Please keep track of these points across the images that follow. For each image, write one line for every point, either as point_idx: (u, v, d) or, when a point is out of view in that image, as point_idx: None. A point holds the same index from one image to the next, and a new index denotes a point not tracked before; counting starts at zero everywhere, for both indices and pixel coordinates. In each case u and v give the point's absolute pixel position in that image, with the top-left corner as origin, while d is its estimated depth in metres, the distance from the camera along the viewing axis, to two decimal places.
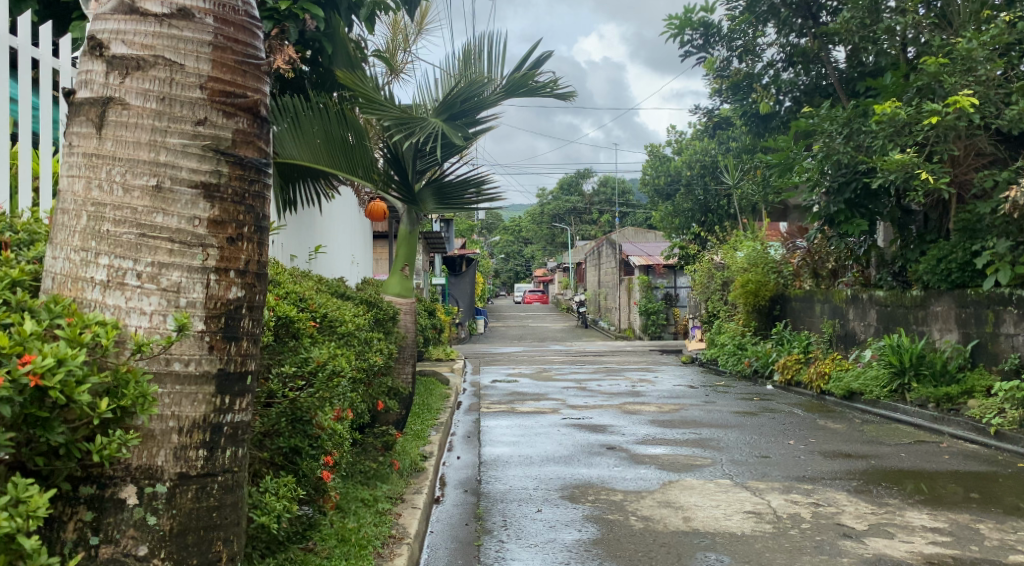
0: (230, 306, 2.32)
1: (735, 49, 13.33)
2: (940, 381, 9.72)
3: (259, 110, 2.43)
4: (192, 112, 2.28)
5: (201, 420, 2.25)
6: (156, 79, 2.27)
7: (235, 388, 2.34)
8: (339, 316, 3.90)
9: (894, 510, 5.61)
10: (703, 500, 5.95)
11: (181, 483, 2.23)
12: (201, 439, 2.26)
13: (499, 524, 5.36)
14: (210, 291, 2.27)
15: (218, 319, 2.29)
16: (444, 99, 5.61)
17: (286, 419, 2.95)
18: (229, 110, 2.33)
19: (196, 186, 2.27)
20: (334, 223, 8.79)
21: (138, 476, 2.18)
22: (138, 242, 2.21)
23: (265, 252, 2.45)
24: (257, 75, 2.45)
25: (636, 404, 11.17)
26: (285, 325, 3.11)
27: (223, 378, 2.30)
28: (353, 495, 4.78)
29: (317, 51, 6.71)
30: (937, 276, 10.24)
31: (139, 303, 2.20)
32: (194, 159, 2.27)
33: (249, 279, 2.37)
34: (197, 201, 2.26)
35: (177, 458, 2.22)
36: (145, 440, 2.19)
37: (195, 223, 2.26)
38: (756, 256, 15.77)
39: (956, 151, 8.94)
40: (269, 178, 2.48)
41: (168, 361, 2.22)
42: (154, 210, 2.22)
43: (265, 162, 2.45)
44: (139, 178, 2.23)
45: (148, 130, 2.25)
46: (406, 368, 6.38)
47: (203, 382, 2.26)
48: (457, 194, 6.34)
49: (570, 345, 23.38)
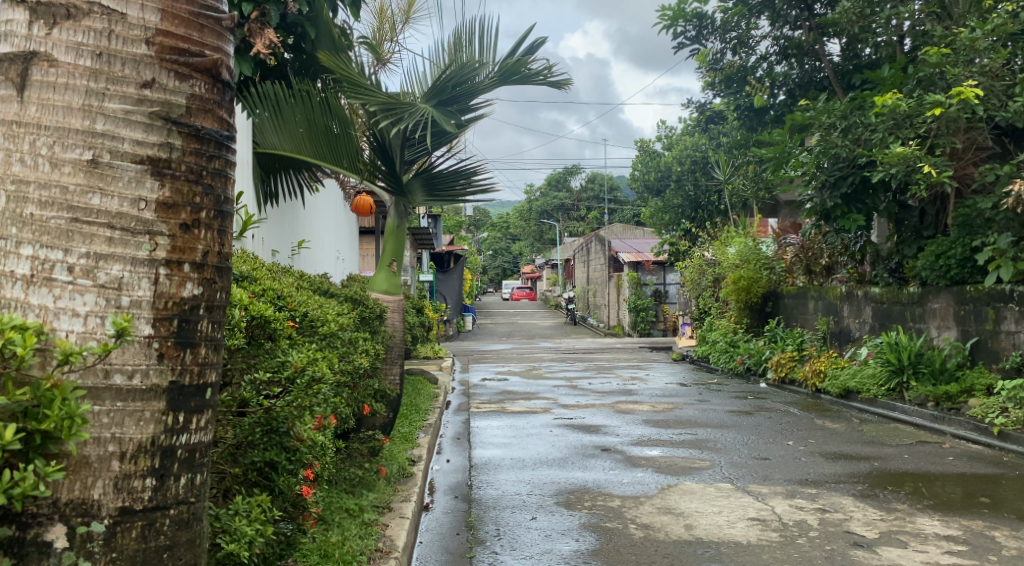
0: (184, 306, 2.02)
1: (729, 41, 13.00)
2: (939, 380, 9.49)
3: (220, 71, 2.14)
4: (137, 72, 1.99)
5: (148, 443, 1.97)
6: (91, 31, 1.97)
7: (191, 404, 2.05)
8: (321, 314, 3.59)
9: (904, 517, 5.37)
10: (704, 506, 5.69)
11: (123, 520, 1.95)
12: (146, 466, 1.97)
13: (493, 534, 5.09)
14: (159, 288, 1.98)
15: (168, 322, 1.99)
16: (433, 84, 5.31)
17: (260, 429, 2.66)
18: (182, 71, 2.05)
19: (141, 161, 1.98)
20: (318, 216, 8.48)
21: (69, 514, 1.91)
22: (70, 229, 1.92)
23: (227, 242, 2.16)
24: (218, 33, 2.17)
25: (628, 403, 10.91)
26: (260, 326, 2.81)
27: (175, 394, 2.01)
28: (336, 505, 4.48)
29: (300, 37, 6.42)
30: (936, 273, 10.00)
31: (71, 303, 1.91)
32: (140, 129, 1.98)
33: (209, 274, 2.08)
34: (142, 179, 1.97)
35: (118, 491, 1.94)
36: (78, 468, 1.91)
37: (140, 206, 1.97)
38: (749, 253, 15.53)
39: (958, 144, 8.69)
40: (232, 154, 2.19)
41: (108, 374, 1.93)
42: (90, 190, 1.94)
43: (227, 134, 2.16)
44: (71, 150, 1.94)
45: (81, 92, 1.96)
46: (394, 369, 6.08)
47: (151, 398, 1.97)
48: (448, 185, 6.02)
49: (558, 342, 23.11)
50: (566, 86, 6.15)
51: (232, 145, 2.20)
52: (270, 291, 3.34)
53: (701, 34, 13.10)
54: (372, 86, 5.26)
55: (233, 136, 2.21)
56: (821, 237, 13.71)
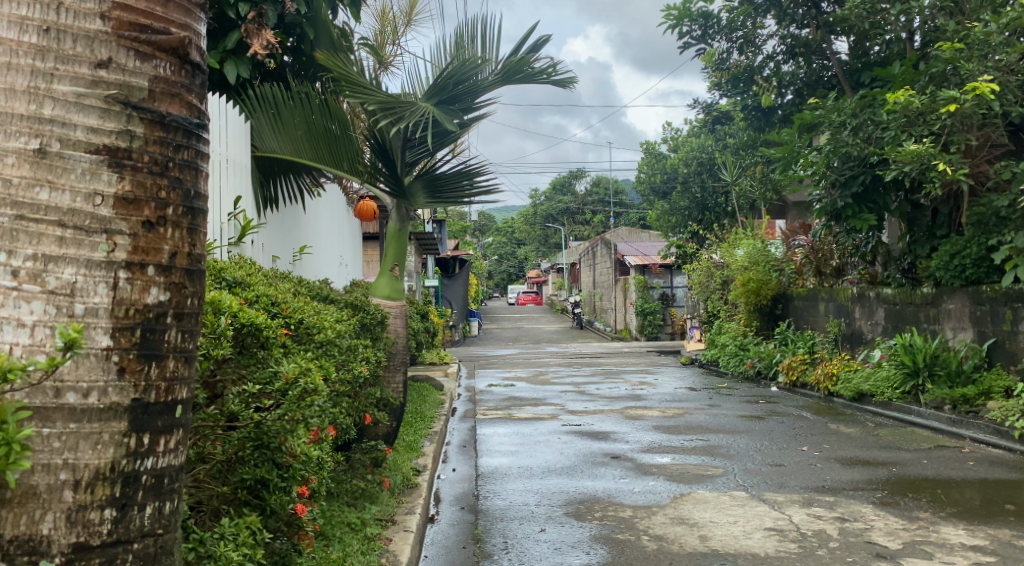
0: (148, 314, 1.86)
1: (735, 40, 12.80)
2: (956, 382, 9.29)
3: (188, 51, 2.01)
4: (91, 51, 1.84)
5: (106, 469, 1.81)
6: (37, 4, 1.81)
7: (156, 424, 1.88)
8: (318, 321, 3.42)
9: (928, 526, 5.17)
10: (718, 516, 5.50)
11: (77, 558, 1.78)
12: (104, 495, 1.81)
13: (500, 547, 4.91)
14: (118, 294, 1.82)
15: (129, 332, 1.83)
16: (435, 81, 5.14)
17: (250, 444, 2.48)
18: (145, 50, 1.91)
19: (96, 151, 1.82)
20: (320, 221, 8.32)
21: (15, 551, 1.75)
22: (13, 228, 1.75)
23: (197, 244, 2.00)
24: (186, 9, 2.04)
25: (638, 409, 10.72)
26: (250, 334, 2.64)
27: (138, 413, 1.85)
28: (337, 518, 4.30)
29: (299, 39, 6.27)
30: (951, 272, 9.79)
31: (15, 312, 1.75)
32: (95, 115, 1.83)
33: (177, 278, 1.92)
34: (99, 170, 1.82)
35: (72, 523, 1.78)
36: (27, 499, 1.75)
37: (96, 201, 1.81)
38: (758, 255, 15.35)
39: (974, 140, 8.44)
40: (202, 144, 2.04)
41: (59, 392, 1.77)
42: (36, 183, 1.77)
43: (196, 120, 2.01)
44: (14, 139, 1.77)
45: (27, 73, 1.79)
46: (397, 376, 5.87)
47: (109, 419, 1.81)
48: (451, 187, 5.80)
49: (566, 347, 22.89)
50: (571, 86, 5.98)
51: (202, 133, 2.05)
52: (263, 297, 3.17)
53: (707, 34, 12.92)
54: (371, 85, 5.10)
55: (203, 124, 2.05)
56: (831, 238, 13.53)
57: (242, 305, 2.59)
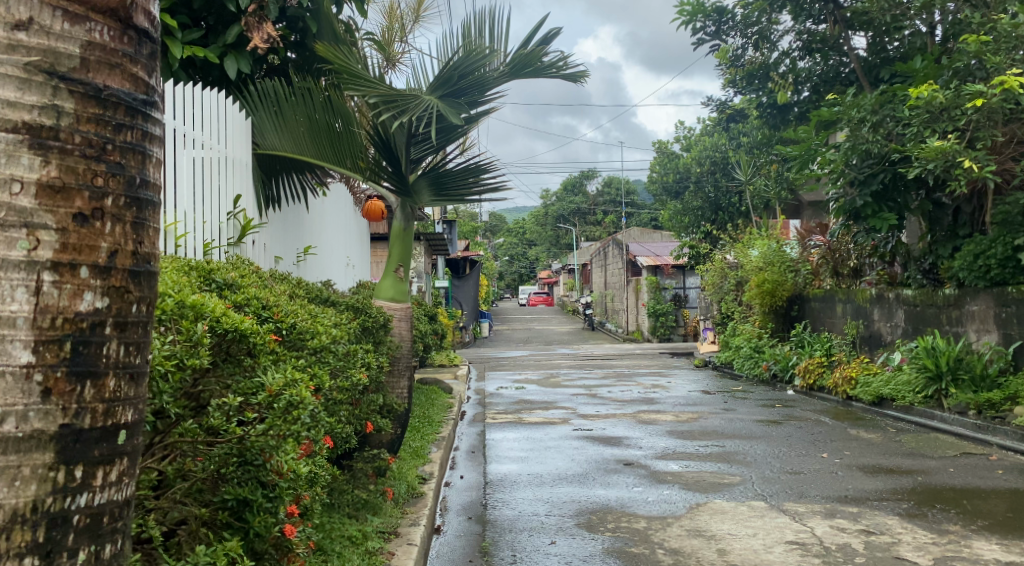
0: (81, 325, 1.51)
1: (751, 36, 12.55)
2: (980, 387, 9.02)
3: (131, 16, 1.67)
4: (9, 9, 1.51)
5: (27, 510, 1.45)
6: None
7: (93, 454, 1.53)
8: (312, 326, 3.22)
9: (959, 540, 4.93)
10: (737, 528, 5.26)
11: None
12: (24, 542, 1.45)
13: (508, 561, 4.69)
14: (42, 299, 1.48)
15: (57, 345, 1.49)
16: (440, 72, 4.89)
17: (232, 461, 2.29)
18: (75, 11, 1.57)
19: (13, 129, 1.48)
20: (325, 221, 8.13)
21: None
22: None
23: (145, 240, 1.66)
24: None
25: (651, 412, 10.48)
26: (234, 341, 2.45)
27: (68, 442, 1.50)
28: (336, 531, 4.07)
29: (301, 33, 6.08)
30: (974, 273, 9.53)
31: None
32: (13, 87, 1.50)
33: (118, 282, 1.58)
34: (18, 152, 1.48)
35: None
36: None
37: (14, 189, 1.47)
38: (773, 255, 15.11)
39: (1000, 137, 8.16)
40: (150, 128, 1.70)
41: None
42: None
43: (140, 98, 1.67)
44: None
45: None
46: (401, 382, 5.58)
47: (31, 450, 1.46)
48: (457, 184, 5.58)
49: (577, 349, 22.66)
50: (582, 80, 5.76)
51: (150, 111, 1.71)
52: (252, 300, 2.98)
53: (721, 30, 12.67)
54: (371, 78, 4.90)
55: (150, 101, 1.71)
56: (849, 238, 13.27)
57: (227, 309, 2.40)
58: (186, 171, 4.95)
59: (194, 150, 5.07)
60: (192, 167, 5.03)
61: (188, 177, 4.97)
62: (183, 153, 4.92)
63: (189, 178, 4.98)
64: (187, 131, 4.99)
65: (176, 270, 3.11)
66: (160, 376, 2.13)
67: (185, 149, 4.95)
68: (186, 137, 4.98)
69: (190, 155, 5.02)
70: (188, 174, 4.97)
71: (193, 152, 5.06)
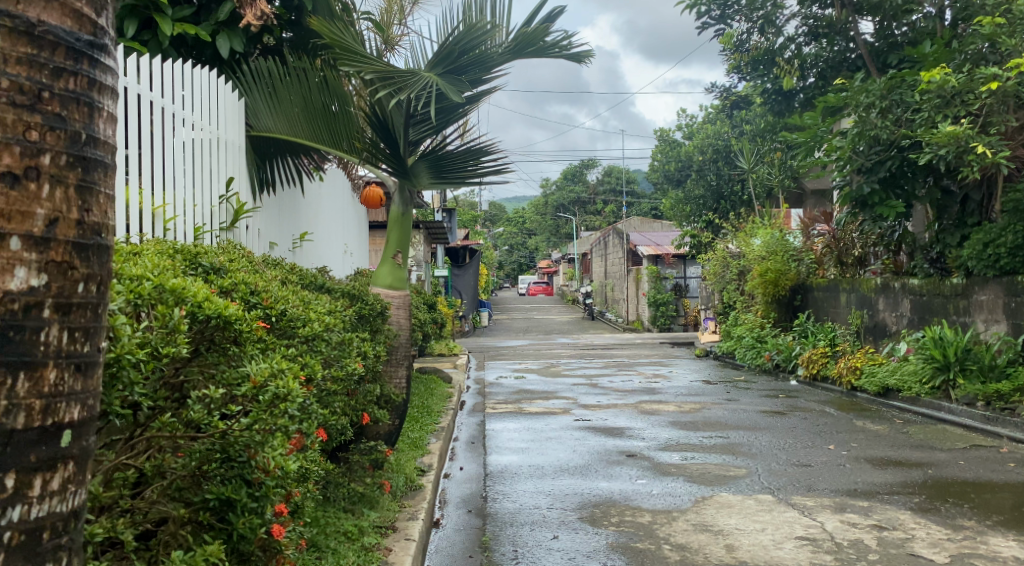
0: (11, 303, 1.36)
1: (755, 20, 12.21)
2: (988, 377, 8.86)
3: None
4: None
5: None
6: None
7: (27, 459, 1.38)
8: (303, 313, 3.02)
9: (974, 536, 4.77)
10: (745, 523, 5.09)
11: None
12: None
13: (510, 556, 4.53)
14: None
15: None
16: (440, 48, 4.68)
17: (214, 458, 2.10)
18: None
19: None
20: (322, 207, 7.95)
21: None
22: None
23: (95, 211, 1.50)
24: None
25: (652, 403, 10.32)
26: (217, 330, 2.27)
27: None
28: (331, 527, 3.90)
29: (297, 10, 5.88)
30: (983, 263, 9.34)
31: None
32: None
33: (59, 256, 1.42)
34: None
35: None
36: None
37: None
38: (775, 244, 14.94)
39: (1015, 122, 7.97)
40: (99, 73, 1.53)
41: None
42: None
43: (83, 40, 1.50)
44: None
45: None
46: (400, 372, 5.38)
47: None
48: (457, 166, 5.32)
49: (577, 338, 22.48)
50: (586, 60, 5.58)
51: (98, 57, 1.53)
52: (239, 285, 2.80)
53: (726, 14, 12.25)
54: (368, 54, 4.69)
55: (98, 44, 1.54)
56: (854, 227, 13.09)
57: (209, 294, 2.22)
58: (179, 153, 4.79)
59: (187, 132, 4.88)
60: (185, 148, 4.86)
61: (182, 158, 4.81)
62: (176, 134, 4.75)
63: (183, 160, 4.82)
64: (180, 111, 4.81)
65: (159, 253, 2.93)
66: (133, 365, 1.91)
67: (178, 130, 4.77)
68: (179, 117, 4.80)
69: (183, 136, 4.85)
70: (182, 155, 4.81)
71: (186, 133, 4.88)
